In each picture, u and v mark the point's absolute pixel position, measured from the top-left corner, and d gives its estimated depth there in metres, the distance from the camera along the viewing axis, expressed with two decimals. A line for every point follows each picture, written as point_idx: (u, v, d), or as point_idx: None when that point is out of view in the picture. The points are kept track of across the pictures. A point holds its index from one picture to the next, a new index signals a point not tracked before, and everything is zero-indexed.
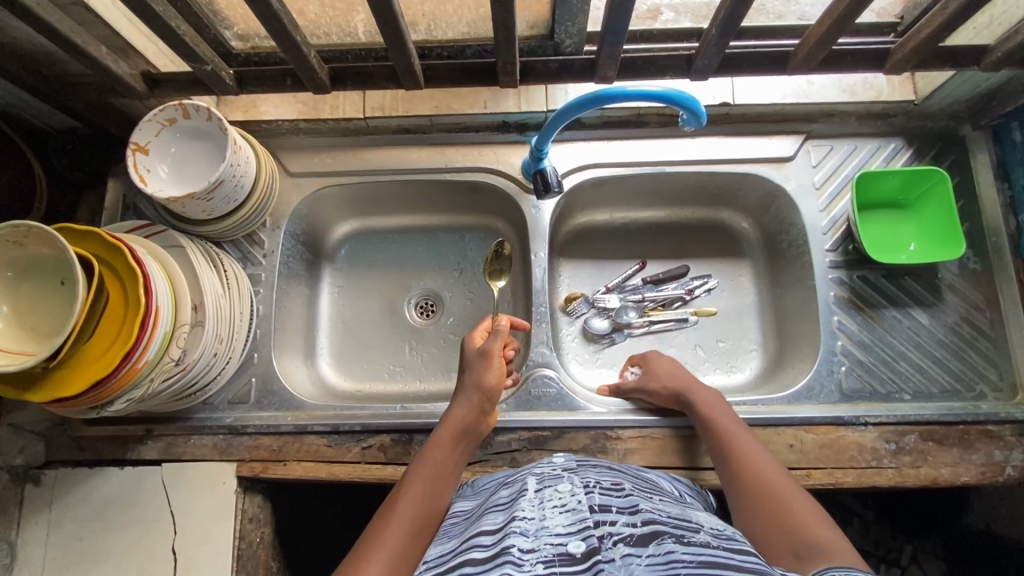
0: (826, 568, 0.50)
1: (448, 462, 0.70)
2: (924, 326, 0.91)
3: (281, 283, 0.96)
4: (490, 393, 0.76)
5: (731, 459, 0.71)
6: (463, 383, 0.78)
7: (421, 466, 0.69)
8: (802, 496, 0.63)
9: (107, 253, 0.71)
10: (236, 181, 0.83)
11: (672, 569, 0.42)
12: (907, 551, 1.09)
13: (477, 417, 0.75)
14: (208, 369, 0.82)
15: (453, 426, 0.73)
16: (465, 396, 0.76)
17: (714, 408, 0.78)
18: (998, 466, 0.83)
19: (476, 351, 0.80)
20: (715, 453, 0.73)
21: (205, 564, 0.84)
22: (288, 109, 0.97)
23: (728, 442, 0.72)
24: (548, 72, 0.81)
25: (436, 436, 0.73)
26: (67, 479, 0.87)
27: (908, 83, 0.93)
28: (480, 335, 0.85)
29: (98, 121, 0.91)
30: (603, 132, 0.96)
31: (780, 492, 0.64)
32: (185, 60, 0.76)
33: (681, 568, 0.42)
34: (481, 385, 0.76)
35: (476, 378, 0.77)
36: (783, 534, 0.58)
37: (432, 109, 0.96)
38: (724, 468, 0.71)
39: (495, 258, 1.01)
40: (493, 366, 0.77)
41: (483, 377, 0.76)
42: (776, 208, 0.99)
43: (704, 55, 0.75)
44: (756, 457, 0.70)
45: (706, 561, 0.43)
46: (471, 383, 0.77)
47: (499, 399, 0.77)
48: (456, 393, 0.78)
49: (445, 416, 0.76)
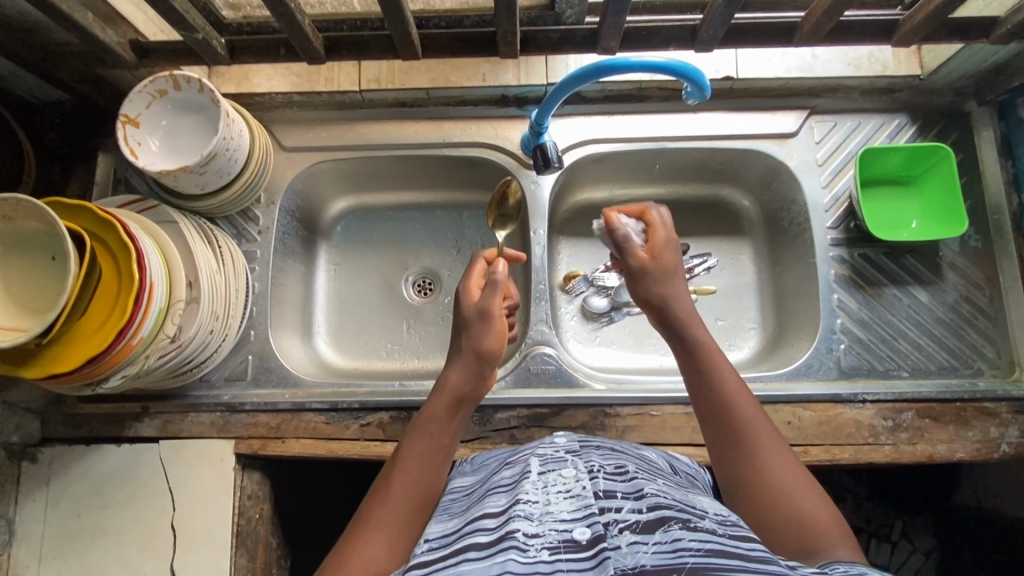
0: (828, 564, 0.48)
1: (446, 435, 0.65)
2: (923, 304, 0.91)
3: (276, 261, 0.95)
4: (489, 358, 0.69)
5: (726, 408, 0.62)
6: (459, 342, 0.71)
7: (416, 437, 0.64)
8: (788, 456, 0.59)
9: (99, 229, 0.69)
10: (229, 155, 0.81)
11: (681, 557, 0.41)
12: (897, 526, 1.10)
13: (476, 381, 0.69)
14: (203, 346, 0.81)
15: (449, 392, 0.67)
16: (462, 359, 0.69)
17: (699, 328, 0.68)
18: (994, 442, 0.83)
19: (472, 308, 0.70)
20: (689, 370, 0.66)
21: (204, 541, 0.84)
22: (281, 81, 0.94)
23: (711, 365, 0.64)
24: (548, 42, 0.79)
25: (431, 402, 0.67)
26: (64, 456, 0.87)
27: (914, 56, 0.91)
28: (475, 284, 0.74)
29: (86, 93, 0.89)
30: (603, 107, 0.94)
31: (760, 433, 0.60)
32: (174, 28, 0.73)
33: (688, 555, 0.41)
34: (479, 350, 0.68)
35: (474, 342, 0.68)
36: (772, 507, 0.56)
37: (429, 82, 0.93)
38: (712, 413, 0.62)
39: (500, 204, 0.92)
40: (492, 329, 0.69)
41: (480, 342, 0.68)
42: (778, 184, 0.98)
43: (708, 27, 0.73)
44: (737, 384, 0.63)
45: (713, 549, 0.42)
46: (470, 346, 0.69)
47: (498, 361, 0.70)
48: (451, 352, 0.71)
49: (439, 379, 0.69)
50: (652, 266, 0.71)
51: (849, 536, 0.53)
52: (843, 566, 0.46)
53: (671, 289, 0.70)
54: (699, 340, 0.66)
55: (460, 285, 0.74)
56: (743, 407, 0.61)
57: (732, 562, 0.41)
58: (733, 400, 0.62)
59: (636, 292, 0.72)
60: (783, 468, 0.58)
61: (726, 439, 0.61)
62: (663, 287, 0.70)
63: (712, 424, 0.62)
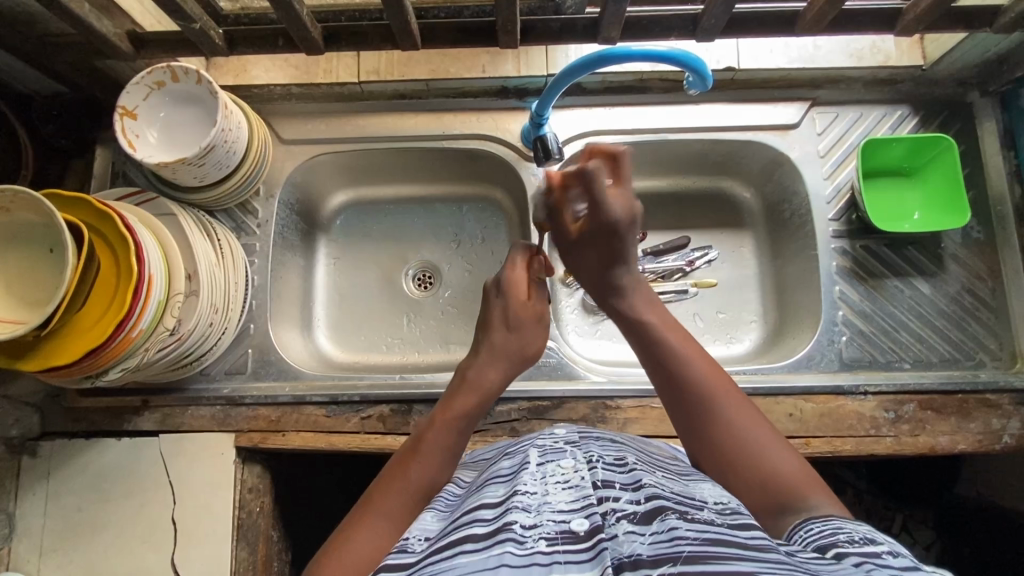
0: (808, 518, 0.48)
1: (469, 430, 0.65)
2: (925, 295, 0.90)
3: (276, 254, 0.95)
4: (525, 361, 0.72)
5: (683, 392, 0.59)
6: (498, 339, 0.71)
7: (442, 427, 0.63)
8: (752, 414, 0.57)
9: (97, 221, 0.69)
10: (227, 147, 0.81)
11: (678, 546, 0.41)
12: (898, 520, 1.11)
13: (504, 385, 0.70)
14: (203, 339, 0.81)
15: (487, 393, 0.67)
16: (498, 356, 0.70)
17: (653, 308, 0.67)
18: (996, 434, 0.83)
19: (524, 303, 0.72)
20: (639, 339, 0.65)
21: (205, 534, 0.84)
22: (279, 73, 0.94)
23: (658, 334, 0.63)
24: (549, 32, 0.78)
25: (460, 395, 0.66)
26: (64, 450, 0.86)
27: (916, 47, 0.91)
28: (521, 273, 0.75)
29: (83, 84, 0.88)
30: (604, 98, 0.94)
31: (715, 391, 0.58)
32: (172, 18, 0.72)
33: (685, 544, 0.41)
34: (522, 353, 0.71)
35: (521, 343, 0.71)
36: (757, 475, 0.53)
37: (429, 73, 0.93)
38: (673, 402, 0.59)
39: None
40: (539, 334, 0.73)
41: (526, 345, 0.71)
42: (780, 176, 0.97)
43: (709, 15, 0.73)
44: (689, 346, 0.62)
45: (710, 539, 0.42)
46: (512, 349, 0.70)
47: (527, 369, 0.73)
48: (485, 344, 0.71)
49: (471, 370, 0.69)
50: (584, 243, 0.69)
51: (826, 489, 0.52)
52: (816, 524, 0.47)
53: (609, 272, 0.68)
54: (647, 321, 0.65)
55: (502, 271, 0.75)
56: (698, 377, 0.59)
57: (729, 550, 0.40)
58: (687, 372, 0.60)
59: (573, 265, 0.73)
60: (745, 423, 0.56)
61: (680, 403, 0.59)
62: (599, 269, 0.69)
63: (675, 410, 0.59)
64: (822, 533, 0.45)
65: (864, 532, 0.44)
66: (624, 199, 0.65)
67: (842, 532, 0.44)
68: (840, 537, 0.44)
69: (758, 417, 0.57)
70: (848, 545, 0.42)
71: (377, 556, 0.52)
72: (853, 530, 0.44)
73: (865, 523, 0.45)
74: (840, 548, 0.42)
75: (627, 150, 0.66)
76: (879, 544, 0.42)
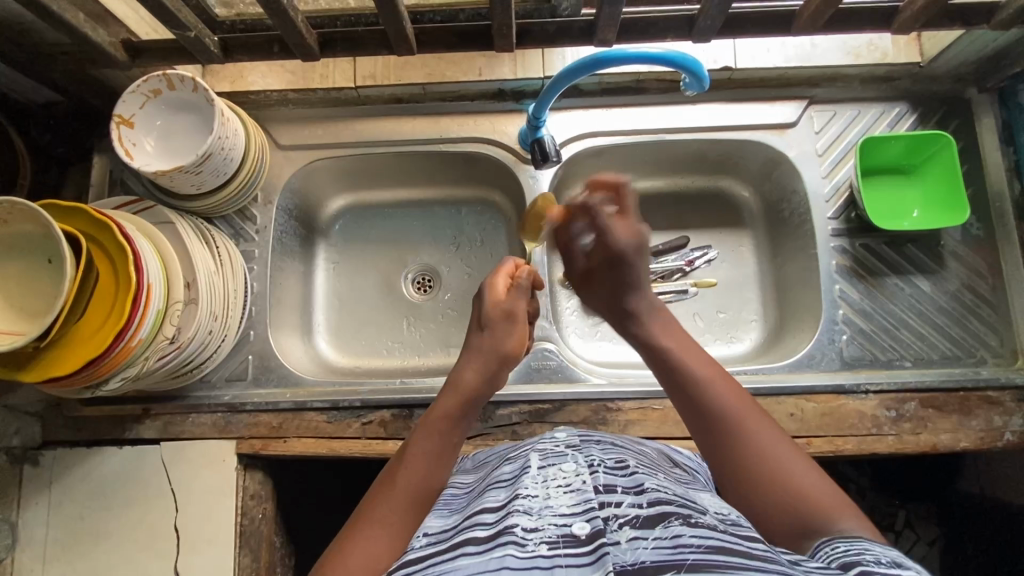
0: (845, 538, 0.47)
1: (453, 432, 0.64)
2: (926, 293, 0.90)
3: (275, 259, 0.95)
4: (508, 359, 0.70)
5: (705, 409, 0.57)
6: (477, 342, 0.70)
7: (426, 433, 0.63)
8: (781, 441, 0.55)
9: (94, 230, 0.69)
10: (224, 154, 0.81)
11: (681, 554, 0.41)
12: (902, 515, 1.11)
13: (490, 384, 0.68)
14: (203, 347, 0.81)
15: (466, 391, 0.66)
16: (477, 358, 0.69)
17: (668, 333, 0.66)
18: (998, 431, 0.83)
19: (502, 309, 0.71)
20: (658, 364, 0.63)
21: (207, 541, 0.84)
22: (275, 79, 0.93)
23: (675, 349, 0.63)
24: (545, 35, 0.78)
25: (441, 401, 0.66)
26: (66, 459, 0.86)
27: (914, 44, 0.90)
28: (502, 281, 0.74)
29: (78, 93, 0.88)
30: (602, 100, 0.94)
31: (740, 414, 0.56)
32: (167, 27, 0.72)
33: (689, 552, 0.41)
34: (499, 350, 0.69)
35: (496, 343, 0.69)
36: (783, 503, 0.51)
37: (425, 77, 0.93)
38: (696, 418, 0.58)
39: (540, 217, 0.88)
40: (515, 331, 0.71)
41: (501, 343, 0.69)
42: (778, 175, 0.97)
43: (705, 16, 0.73)
44: (707, 368, 0.60)
45: (713, 546, 0.42)
46: (489, 347, 0.69)
47: (514, 366, 0.71)
48: (467, 349, 0.71)
49: (451, 377, 0.69)
50: (597, 273, 0.72)
51: (849, 504, 0.50)
52: (841, 543, 0.46)
53: (625, 297, 0.69)
54: (665, 347, 0.64)
55: (484, 279, 0.75)
56: (719, 395, 0.58)
57: (732, 559, 0.40)
58: (708, 391, 0.58)
59: (588, 295, 0.74)
60: (765, 440, 0.54)
61: (701, 427, 0.57)
62: (614, 295, 0.70)
63: (695, 425, 0.58)
64: (848, 549, 0.44)
65: (891, 554, 0.43)
66: (630, 228, 0.71)
67: (865, 552, 0.43)
68: (865, 557, 0.43)
69: (776, 432, 0.55)
70: (872, 564, 0.41)
71: (372, 561, 0.52)
72: (880, 554, 0.43)
73: (895, 550, 0.44)
74: (864, 565, 0.41)
75: (628, 183, 0.73)
76: (905, 568, 0.41)
